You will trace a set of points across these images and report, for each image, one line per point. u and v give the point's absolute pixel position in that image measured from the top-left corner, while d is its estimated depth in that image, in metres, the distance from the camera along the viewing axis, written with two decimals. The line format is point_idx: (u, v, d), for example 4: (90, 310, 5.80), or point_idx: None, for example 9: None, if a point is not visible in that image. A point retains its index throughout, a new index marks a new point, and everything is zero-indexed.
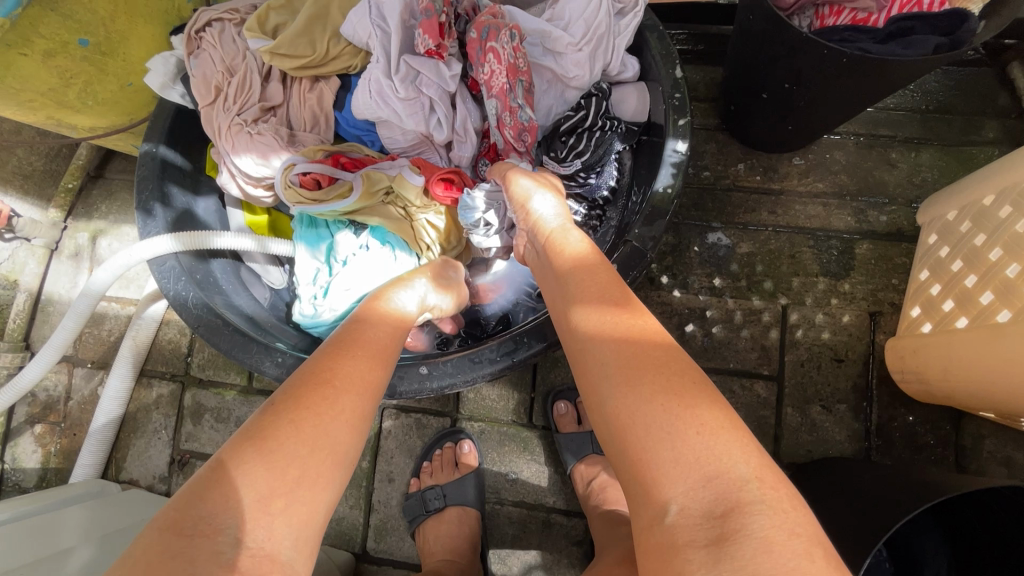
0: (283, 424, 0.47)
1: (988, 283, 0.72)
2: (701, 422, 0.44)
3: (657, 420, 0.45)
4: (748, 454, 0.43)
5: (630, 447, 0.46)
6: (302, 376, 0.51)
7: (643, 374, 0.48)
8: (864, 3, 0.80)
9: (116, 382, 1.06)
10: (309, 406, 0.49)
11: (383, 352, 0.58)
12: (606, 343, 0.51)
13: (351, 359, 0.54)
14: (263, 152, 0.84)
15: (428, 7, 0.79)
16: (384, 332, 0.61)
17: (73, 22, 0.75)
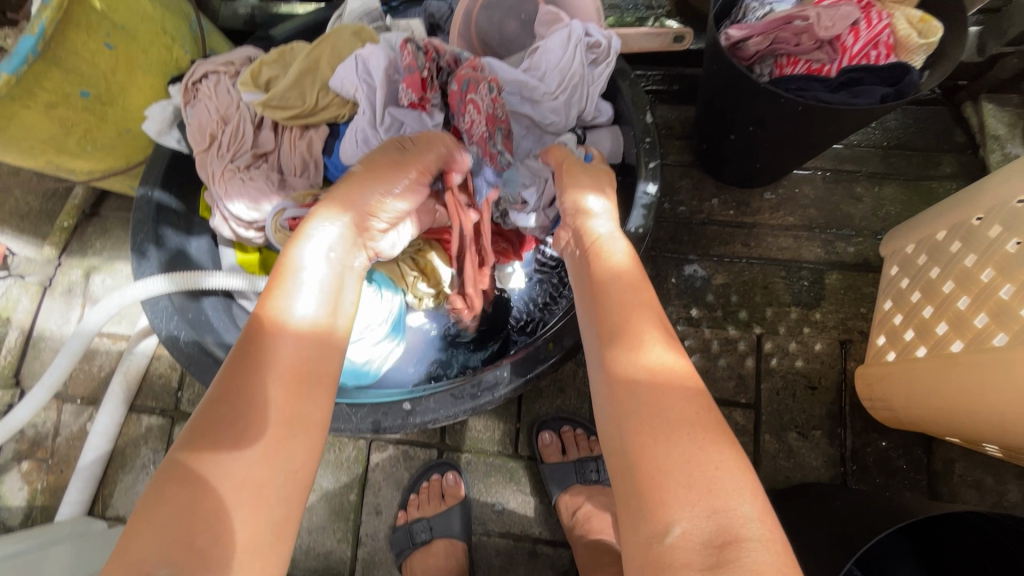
0: (194, 457, 0.47)
1: (942, 314, 0.77)
2: (718, 459, 0.46)
3: (679, 451, 0.47)
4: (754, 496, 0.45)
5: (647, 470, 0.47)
6: (214, 401, 0.49)
7: (674, 402, 0.49)
8: (818, 55, 0.86)
9: (105, 418, 1.07)
10: (219, 435, 0.48)
11: (294, 374, 0.52)
12: (643, 359, 0.53)
13: (263, 385, 0.50)
14: (255, 198, 0.88)
15: (411, 63, 0.83)
16: (288, 332, 0.53)
17: (75, 76, 0.79)
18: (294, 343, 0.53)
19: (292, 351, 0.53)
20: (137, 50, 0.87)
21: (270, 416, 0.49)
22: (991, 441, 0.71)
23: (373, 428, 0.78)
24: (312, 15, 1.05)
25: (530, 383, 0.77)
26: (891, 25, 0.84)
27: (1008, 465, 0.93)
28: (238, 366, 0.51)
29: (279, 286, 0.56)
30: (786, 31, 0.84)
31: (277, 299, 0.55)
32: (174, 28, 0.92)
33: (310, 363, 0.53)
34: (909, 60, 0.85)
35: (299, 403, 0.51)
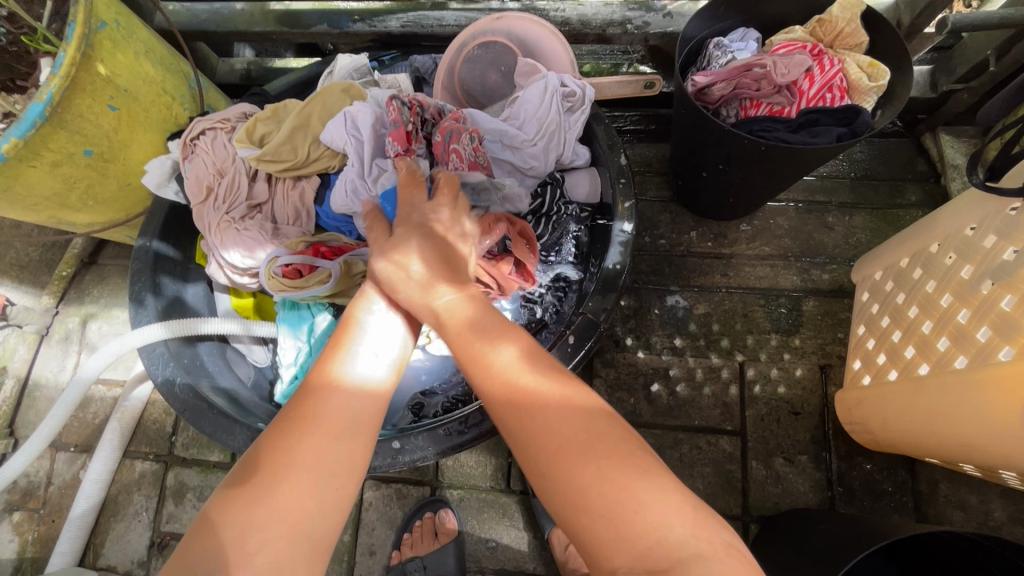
0: (231, 506, 0.50)
1: (910, 338, 0.81)
2: (650, 491, 0.47)
3: (601, 482, 0.48)
4: (686, 513, 0.47)
5: (579, 508, 0.49)
6: (258, 453, 0.54)
7: (576, 427, 0.52)
8: (777, 98, 0.92)
9: (98, 465, 1.08)
10: (257, 484, 0.52)
11: (335, 426, 0.56)
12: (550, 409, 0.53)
13: (303, 439, 0.54)
14: (250, 247, 0.93)
15: (396, 118, 0.90)
16: (335, 398, 0.58)
17: (80, 136, 0.84)
18: (337, 402, 0.58)
19: (333, 409, 0.57)
20: (139, 110, 0.92)
21: (303, 470, 0.53)
22: (962, 461, 0.74)
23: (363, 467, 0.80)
24: (304, 71, 1.11)
25: None
26: (844, 70, 0.91)
27: (991, 485, 0.96)
28: (285, 422, 0.56)
29: (338, 352, 0.64)
30: (747, 77, 0.90)
31: (334, 362, 0.62)
32: (174, 88, 0.98)
33: (348, 421, 0.57)
34: (863, 101, 0.92)
35: (332, 460, 0.54)
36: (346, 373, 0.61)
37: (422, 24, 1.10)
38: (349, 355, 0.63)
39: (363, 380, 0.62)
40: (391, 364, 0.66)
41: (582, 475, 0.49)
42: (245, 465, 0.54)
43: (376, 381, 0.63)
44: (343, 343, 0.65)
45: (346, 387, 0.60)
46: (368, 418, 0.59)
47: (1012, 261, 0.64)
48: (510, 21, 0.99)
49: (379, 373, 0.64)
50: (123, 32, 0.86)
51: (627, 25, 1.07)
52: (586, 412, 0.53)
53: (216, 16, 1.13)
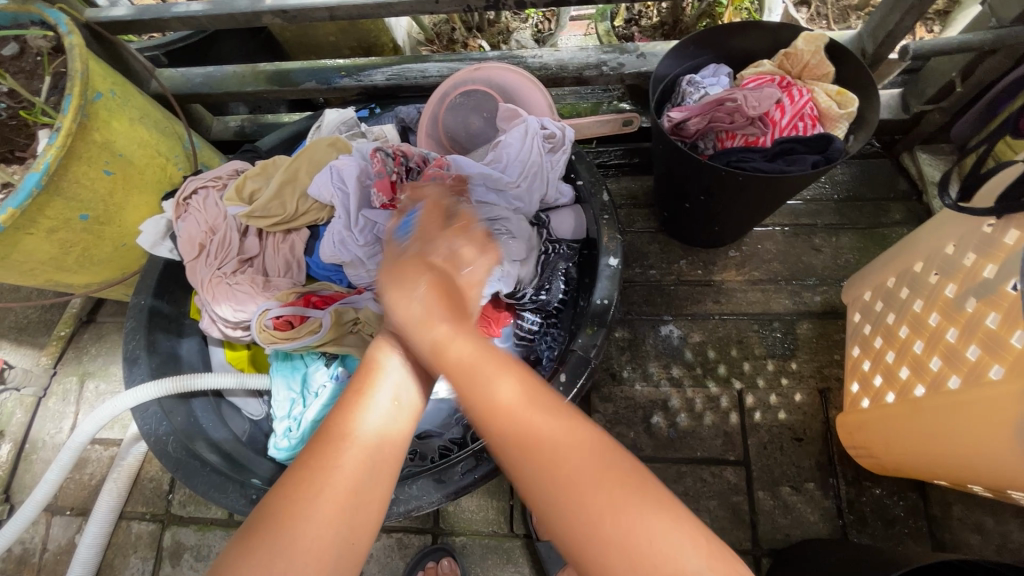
0: (256, 549, 0.48)
1: (903, 359, 0.81)
2: (663, 528, 0.47)
3: (612, 523, 0.47)
4: (696, 543, 0.46)
5: (583, 536, 0.48)
6: (273, 502, 0.52)
7: (595, 491, 0.48)
8: (752, 129, 0.96)
9: (93, 527, 1.05)
10: (280, 538, 0.49)
11: (347, 487, 0.53)
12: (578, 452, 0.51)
13: (317, 499, 0.51)
14: (241, 300, 0.94)
15: (380, 169, 0.94)
16: (355, 456, 0.55)
17: (76, 202, 0.86)
18: (357, 460, 0.54)
19: (356, 461, 0.54)
20: (135, 173, 0.95)
21: (321, 526, 0.50)
22: (970, 483, 0.72)
23: None
24: (295, 126, 1.15)
25: None
26: (813, 99, 0.95)
27: (1004, 504, 0.93)
28: (304, 474, 0.53)
29: (363, 397, 0.60)
30: (721, 111, 0.93)
31: (354, 412, 0.58)
32: (168, 149, 1.01)
33: (367, 477, 0.54)
34: (834, 128, 0.94)
35: (349, 516, 0.52)
36: (367, 426, 0.57)
37: (406, 76, 1.15)
38: (371, 403, 0.59)
39: (380, 432, 0.57)
40: (411, 412, 0.62)
41: (586, 501, 0.48)
42: (258, 515, 0.51)
43: (396, 429, 0.59)
44: (366, 391, 0.61)
45: (370, 444, 0.56)
46: (387, 466, 0.56)
47: (993, 279, 0.65)
48: (488, 71, 1.03)
49: (399, 421, 0.60)
50: (119, 101, 0.89)
51: (603, 67, 1.11)
52: (592, 462, 0.50)
53: (209, 79, 1.18)
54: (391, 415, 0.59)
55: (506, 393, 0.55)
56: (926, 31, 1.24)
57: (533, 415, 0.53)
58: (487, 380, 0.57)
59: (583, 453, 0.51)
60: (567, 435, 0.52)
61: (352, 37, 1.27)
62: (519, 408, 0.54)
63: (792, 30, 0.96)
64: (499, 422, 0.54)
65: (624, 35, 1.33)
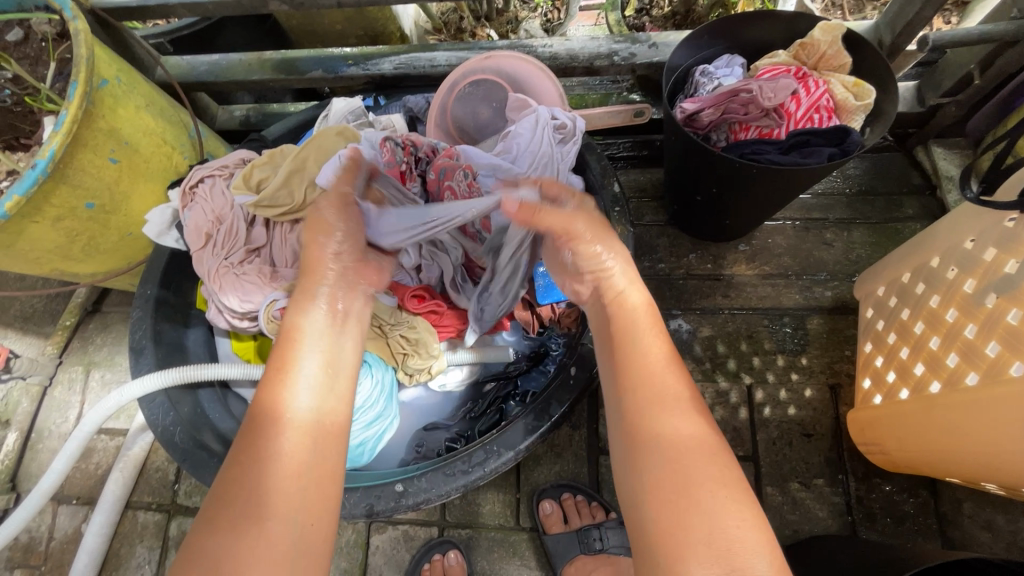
0: (218, 538, 0.50)
1: (918, 355, 0.80)
2: (739, 518, 0.52)
3: (700, 481, 0.54)
4: (767, 551, 0.51)
5: (660, 501, 0.55)
6: (216, 502, 0.52)
7: (698, 463, 0.56)
8: (767, 121, 0.94)
9: (100, 516, 1.05)
10: (239, 527, 0.51)
11: (294, 467, 0.55)
12: (692, 430, 0.58)
13: (264, 482, 0.53)
14: (248, 290, 0.94)
15: (390, 159, 0.94)
16: (296, 441, 0.57)
17: (81, 190, 0.85)
18: (296, 438, 0.57)
19: (295, 439, 0.57)
20: (140, 161, 0.94)
21: (279, 511, 0.53)
22: (983, 481, 0.72)
23: (365, 512, 0.77)
24: (302, 115, 1.14)
25: (520, 455, 0.78)
26: (830, 90, 0.93)
27: (1015, 502, 0.93)
28: (243, 460, 0.55)
29: (285, 373, 0.61)
30: (734, 102, 0.92)
31: (282, 390, 0.59)
32: (174, 137, 1.00)
33: (309, 455, 0.57)
34: (850, 120, 0.93)
35: (302, 498, 0.54)
36: (299, 403, 0.59)
37: (414, 65, 1.13)
38: (297, 379, 0.61)
39: (315, 407, 0.60)
40: (343, 378, 0.64)
41: (685, 458, 0.56)
42: (213, 506, 0.52)
43: (327, 399, 0.61)
44: (291, 367, 0.62)
45: (303, 418, 0.58)
46: (332, 438, 0.59)
47: (1014, 275, 0.64)
48: (498, 60, 1.02)
49: (327, 390, 0.62)
50: (125, 88, 0.88)
51: (614, 57, 1.09)
52: (708, 452, 0.57)
53: (215, 67, 1.16)
54: (320, 388, 0.61)
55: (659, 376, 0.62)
56: (943, 22, 1.22)
57: (677, 399, 0.60)
58: (643, 352, 0.65)
59: (693, 433, 0.58)
60: (695, 433, 0.58)
61: (359, 25, 1.25)
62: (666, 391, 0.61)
63: (808, 20, 0.95)
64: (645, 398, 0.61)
65: (635, 25, 1.32)
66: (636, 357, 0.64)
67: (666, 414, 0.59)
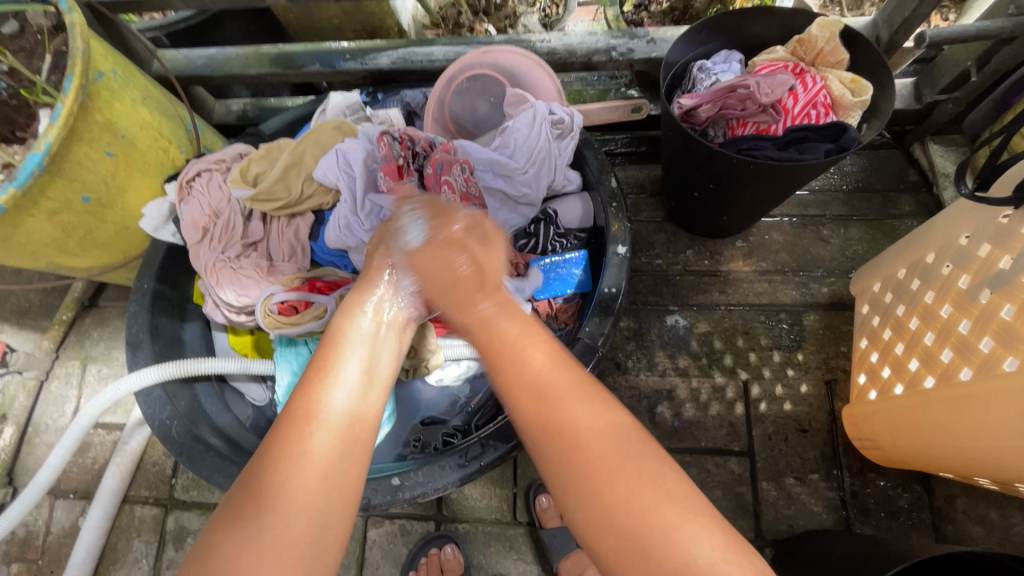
0: (239, 535, 0.48)
1: (913, 351, 0.80)
2: (676, 514, 0.47)
3: (628, 478, 0.49)
4: (709, 534, 0.47)
5: (599, 503, 0.49)
6: (240, 500, 0.50)
7: (603, 456, 0.50)
8: (764, 117, 0.94)
9: (97, 510, 1.05)
10: (257, 528, 0.48)
11: (318, 473, 0.51)
12: (593, 416, 0.53)
13: (289, 482, 0.50)
14: (244, 284, 0.94)
15: (387, 153, 0.93)
16: (322, 444, 0.53)
17: (77, 183, 0.85)
18: (328, 441, 0.53)
19: (325, 442, 0.53)
20: (137, 155, 0.93)
21: (295, 516, 0.49)
22: (976, 475, 0.72)
23: (362, 505, 0.78)
24: (299, 109, 1.13)
25: (517, 449, 0.78)
26: (826, 86, 0.93)
27: (1009, 497, 0.94)
28: (272, 453, 0.52)
29: (326, 375, 0.58)
30: (732, 98, 0.92)
31: (319, 388, 0.57)
32: (171, 132, 1.00)
33: (338, 460, 0.53)
34: (848, 117, 0.93)
35: (323, 506, 0.51)
36: (334, 402, 0.56)
37: (411, 61, 1.13)
38: (337, 382, 0.57)
39: (349, 409, 0.56)
40: (379, 385, 0.60)
41: (602, 458, 0.50)
42: (234, 497, 0.51)
43: (365, 403, 0.58)
44: (329, 366, 0.59)
45: (337, 420, 0.55)
46: (361, 445, 0.55)
47: (1008, 271, 0.64)
48: (496, 54, 1.01)
49: (364, 393, 0.58)
50: (121, 81, 0.88)
51: (612, 53, 1.09)
52: (619, 440, 0.51)
53: (211, 61, 1.16)
54: (354, 390, 0.58)
55: (552, 381, 0.56)
56: (942, 19, 1.22)
57: (562, 390, 0.55)
58: (518, 349, 0.60)
59: (596, 420, 0.53)
60: (602, 420, 0.53)
61: (357, 19, 1.25)
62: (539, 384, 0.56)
63: (806, 16, 0.95)
64: (537, 406, 0.55)
65: (634, 21, 1.31)
66: (535, 367, 0.57)
67: (565, 405, 0.54)
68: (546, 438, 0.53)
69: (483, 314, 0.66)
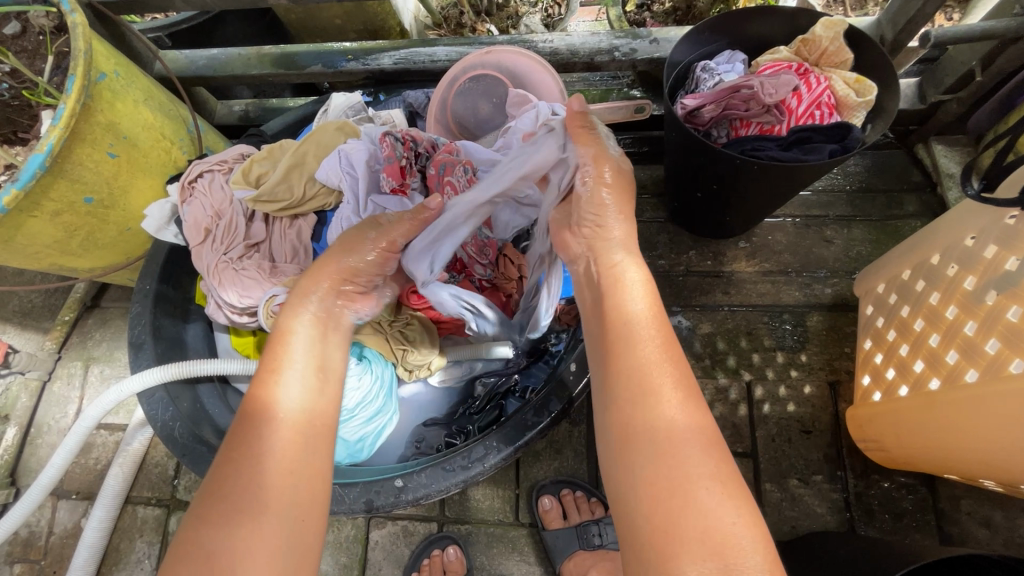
0: (217, 533, 0.50)
1: (918, 352, 0.80)
2: (731, 509, 0.49)
3: (698, 472, 0.51)
4: (747, 522, 0.49)
5: (666, 497, 0.50)
6: (208, 498, 0.53)
7: (691, 452, 0.52)
8: (767, 117, 0.94)
9: (99, 511, 1.05)
10: (236, 518, 0.51)
11: (283, 466, 0.55)
12: (685, 416, 0.54)
13: (258, 476, 0.54)
14: (246, 285, 0.94)
15: (389, 154, 0.93)
16: (285, 439, 0.57)
17: (80, 184, 0.85)
18: (286, 434, 0.57)
19: (284, 438, 0.57)
20: (139, 156, 0.93)
21: (268, 507, 0.52)
22: (981, 477, 0.72)
23: (365, 507, 0.77)
24: (301, 110, 1.13)
25: (520, 451, 0.78)
26: (830, 86, 0.93)
27: (1014, 499, 0.93)
28: (234, 451, 0.55)
29: (277, 375, 0.62)
30: (735, 98, 0.91)
31: (273, 387, 0.60)
32: (172, 132, 1.00)
33: (303, 452, 0.57)
34: (851, 117, 0.92)
35: (293, 497, 0.54)
36: (288, 399, 0.60)
37: (414, 61, 1.12)
38: (287, 379, 0.61)
39: (305, 404, 0.60)
40: (332, 379, 0.65)
41: (681, 450, 0.52)
42: (204, 496, 0.53)
43: (319, 397, 0.62)
44: (279, 368, 0.62)
45: (294, 412, 0.59)
46: (320, 435, 0.60)
47: (1015, 272, 0.64)
48: (499, 55, 1.02)
49: (317, 388, 0.63)
50: (123, 82, 0.88)
51: (615, 53, 1.08)
52: (704, 441, 0.53)
53: (213, 61, 1.15)
54: (310, 383, 0.62)
55: (643, 357, 0.58)
56: (946, 18, 1.21)
57: (656, 374, 0.57)
58: (631, 319, 0.62)
59: (689, 417, 0.54)
60: (692, 418, 0.54)
61: (358, 19, 1.24)
62: (643, 362, 0.58)
63: (810, 16, 0.94)
64: (620, 368, 0.59)
65: (636, 21, 1.31)
66: (636, 336, 0.60)
67: (656, 398, 0.55)
68: (638, 422, 0.55)
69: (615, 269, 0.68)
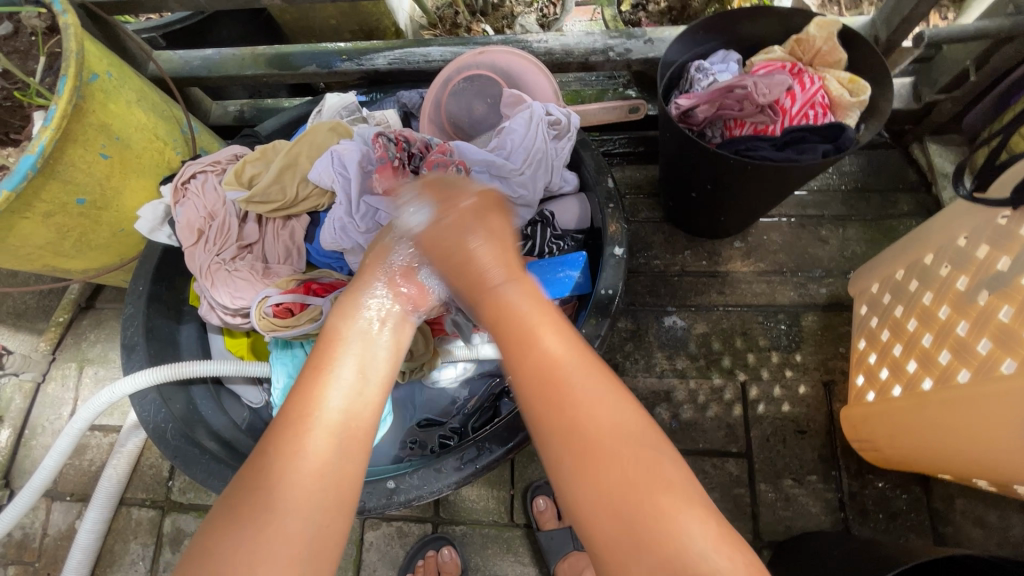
0: (234, 532, 0.48)
1: (911, 352, 0.80)
2: (681, 509, 0.50)
3: (638, 480, 0.51)
4: (703, 524, 0.50)
5: (612, 512, 0.51)
6: (237, 495, 0.50)
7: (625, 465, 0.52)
8: (761, 117, 0.94)
9: (93, 513, 1.04)
10: (260, 520, 0.48)
11: (317, 472, 0.52)
12: (611, 428, 0.54)
13: (285, 485, 0.50)
14: (239, 286, 0.93)
15: (382, 155, 0.93)
16: (321, 444, 0.53)
17: (71, 185, 0.85)
18: (324, 439, 0.54)
19: (322, 442, 0.53)
20: (132, 157, 0.93)
21: (293, 514, 0.49)
22: (974, 477, 0.72)
23: (358, 509, 0.77)
24: (295, 110, 1.13)
25: (513, 451, 0.78)
26: (824, 87, 0.93)
27: (1007, 499, 0.93)
28: (270, 450, 0.53)
29: (323, 377, 0.58)
30: (729, 98, 0.91)
31: (316, 389, 0.57)
32: (166, 133, 0.99)
33: (336, 459, 0.53)
34: (845, 117, 0.92)
35: (321, 504, 0.51)
36: (331, 404, 0.56)
37: (408, 61, 1.12)
38: (333, 383, 0.58)
39: (346, 409, 0.56)
40: (375, 383, 0.60)
41: (613, 466, 0.52)
42: (236, 494, 0.51)
43: (361, 403, 0.58)
44: (324, 370, 0.59)
45: (334, 417, 0.55)
46: (356, 444, 0.55)
47: (1006, 272, 0.64)
48: (493, 55, 1.02)
49: (361, 394, 0.58)
50: (115, 82, 0.87)
51: (609, 53, 1.08)
52: (633, 446, 0.53)
53: (207, 62, 1.15)
54: (353, 388, 0.58)
55: (564, 388, 0.56)
56: (941, 18, 1.21)
57: (580, 400, 0.55)
58: (531, 348, 0.60)
59: (614, 427, 0.54)
60: (615, 427, 0.54)
61: (353, 19, 1.24)
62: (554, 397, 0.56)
63: (803, 15, 0.94)
64: (548, 412, 0.56)
65: (631, 20, 1.31)
66: (539, 369, 0.58)
67: (577, 416, 0.55)
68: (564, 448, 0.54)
69: (506, 300, 0.65)
